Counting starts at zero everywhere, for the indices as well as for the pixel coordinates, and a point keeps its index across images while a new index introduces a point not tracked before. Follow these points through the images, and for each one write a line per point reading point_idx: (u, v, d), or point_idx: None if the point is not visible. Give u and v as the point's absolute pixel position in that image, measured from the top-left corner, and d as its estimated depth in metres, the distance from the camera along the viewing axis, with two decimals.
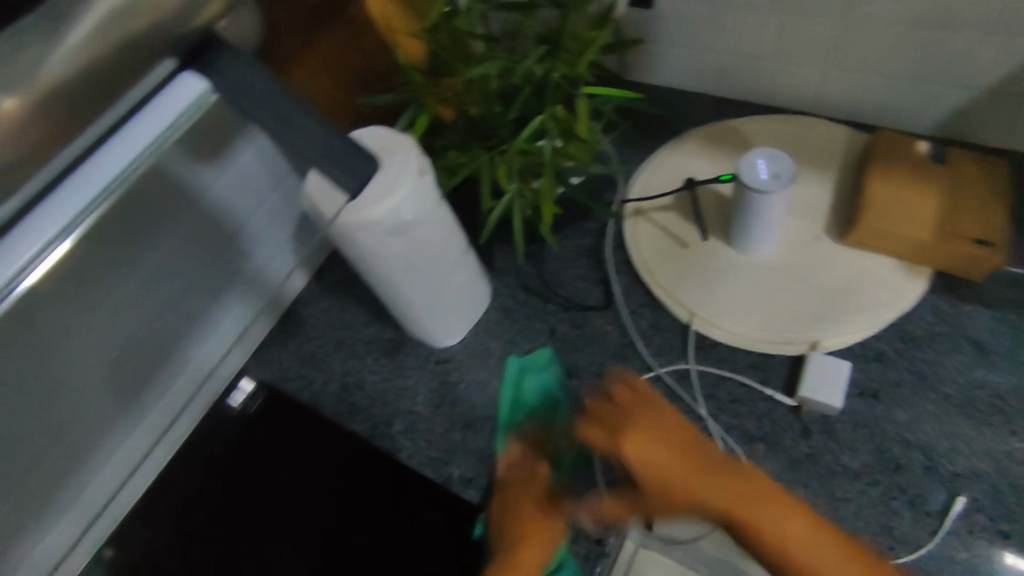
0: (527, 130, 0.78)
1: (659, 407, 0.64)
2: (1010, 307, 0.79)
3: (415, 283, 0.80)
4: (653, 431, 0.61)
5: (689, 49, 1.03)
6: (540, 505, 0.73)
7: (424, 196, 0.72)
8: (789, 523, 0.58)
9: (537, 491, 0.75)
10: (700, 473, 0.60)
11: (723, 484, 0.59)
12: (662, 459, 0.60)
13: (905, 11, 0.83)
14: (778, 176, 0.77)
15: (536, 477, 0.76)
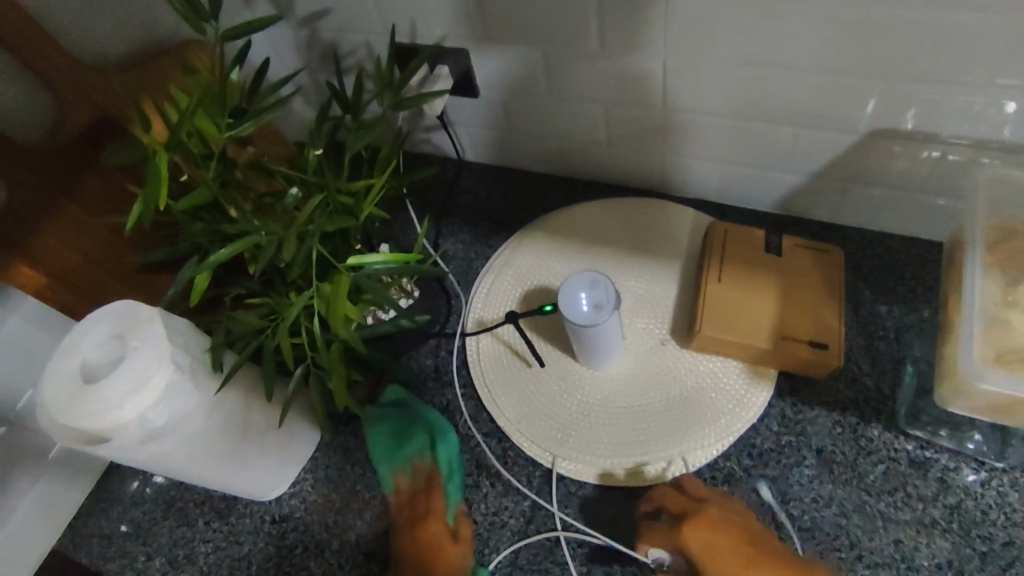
0: (291, 312, 0.64)
1: (724, 516, 0.67)
2: (851, 408, 0.75)
3: (207, 466, 0.69)
4: (711, 548, 0.64)
5: (522, 135, 0.95)
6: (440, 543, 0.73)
7: (187, 378, 0.62)
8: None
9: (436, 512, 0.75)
10: (694, 540, 0.65)
11: (709, 550, 0.64)
12: (716, 544, 0.64)
13: (718, 105, 0.78)
14: (600, 305, 0.73)
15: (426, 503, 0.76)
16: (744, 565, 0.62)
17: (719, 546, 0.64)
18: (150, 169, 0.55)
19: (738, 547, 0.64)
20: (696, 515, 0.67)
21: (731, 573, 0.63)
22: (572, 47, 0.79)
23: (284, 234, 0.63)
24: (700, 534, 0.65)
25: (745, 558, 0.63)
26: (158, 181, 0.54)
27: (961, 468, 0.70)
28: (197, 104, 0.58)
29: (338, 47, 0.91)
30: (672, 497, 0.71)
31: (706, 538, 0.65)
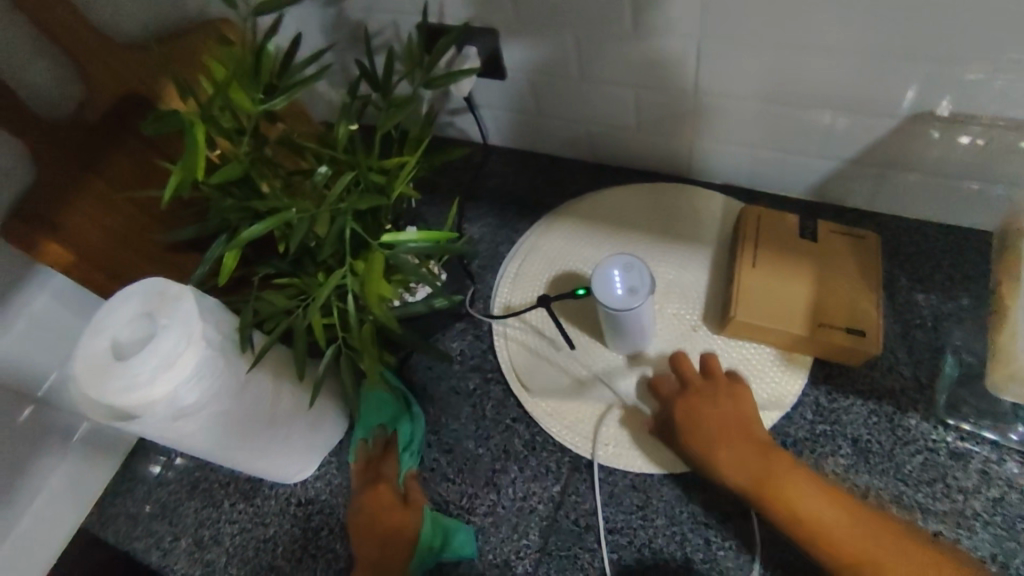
0: (324, 291, 0.63)
1: (736, 391, 0.72)
2: (888, 398, 0.74)
3: (233, 447, 0.69)
4: (707, 417, 0.70)
5: (549, 118, 0.94)
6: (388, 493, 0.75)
7: (218, 359, 0.61)
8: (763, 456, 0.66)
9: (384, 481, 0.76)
10: (694, 405, 0.71)
11: (705, 415, 0.70)
12: (709, 413, 0.70)
13: (754, 88, 0.76)
14: (635, 288, 0.72)
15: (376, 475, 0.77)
16: (721, 429, 0.69)
17: (708, 414, 0.70)
18: (186, 140, 0.54)
19: (728, 418, 0.70)
20: (698, 391, 0.73)
21: (702, 433, 0.70)
22: (604, 29, 0.77)
23: (317, 212, 0.63)
24: (700, 403, 0.72)
25: (734, 430, 0.69)
26: (194, 154, 0.54)
27: (1003, 461, 0.69)
28: (232, 78, 0.57)
29: (365, 27, 0.90)
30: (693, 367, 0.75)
31: (704, 407, 0.71)
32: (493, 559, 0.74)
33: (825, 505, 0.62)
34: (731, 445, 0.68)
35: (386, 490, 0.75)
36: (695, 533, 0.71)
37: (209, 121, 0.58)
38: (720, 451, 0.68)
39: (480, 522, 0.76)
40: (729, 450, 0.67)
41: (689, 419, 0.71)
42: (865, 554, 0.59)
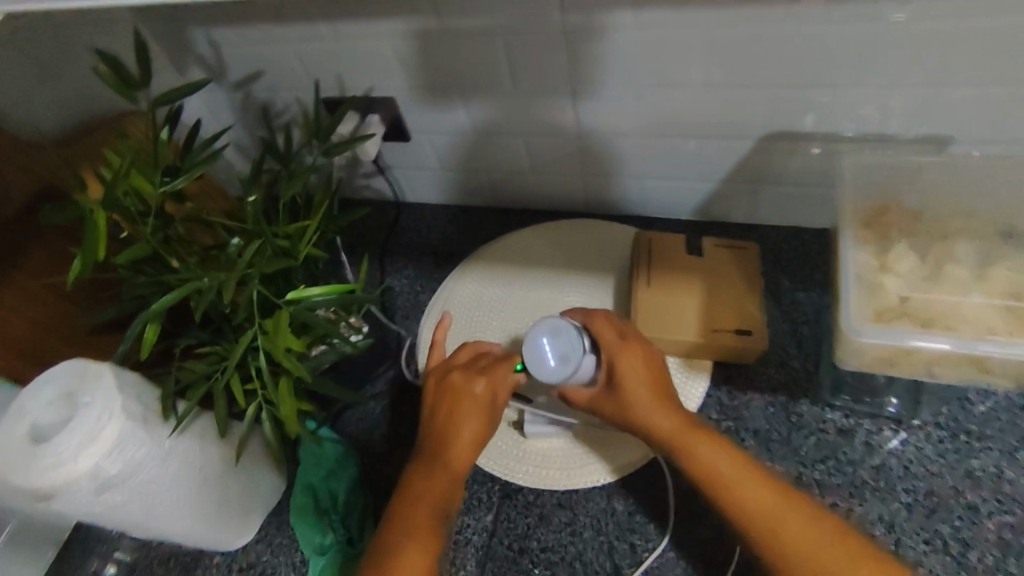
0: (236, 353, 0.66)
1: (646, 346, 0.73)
2: (780, 389, 0.81)
3: (164, 517, 0.70)
4: (633, 362, 0.71)
5: (454, 171, 1.01)
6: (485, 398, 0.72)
7: (141, 430, 0.63)
8: (659, 399, 0.70)
9: (490, 391, 0.72)
10: (619, 348, 0.72)
11: (631, 362, 0.71)
12: (632, 357, 0.72)
13: (630, 125, 0.85)
14: (568, 355, 0.70)
15: (471, 380, 0.72)
16: (640, 371, 0.71)
17: (638, 372, 0.71)
18: (86, 229, 0.57)
19: (647, 364, 0.72)
20: (632, 345, 0.72)
21: (632, 385, 0.71)
22: (489, 85, 0.85)
23: (225, 278, 0.66)
24: (629, 353, 0.72)
25: (656, 383, 0.71)
26: (95, 238, 0.57)
27: (882, 431, 0.76)
28: (130, 165, 0.61)
29: (272, 104, 0.96)
30: (637, 350, 0.72)
31: (627, 359, 0.71)
32: None
33: (717, 456, 0.66)
34: (641, 387, 0.71)
35: (481, 403, 0.71)
36: (621, 540, 0.75)
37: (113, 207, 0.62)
38: (627, 380, 0.71)
39: None
40: (631, 375, 0.71)
41: (618, 363, 0.71)
42: (721, 476, 0.65)
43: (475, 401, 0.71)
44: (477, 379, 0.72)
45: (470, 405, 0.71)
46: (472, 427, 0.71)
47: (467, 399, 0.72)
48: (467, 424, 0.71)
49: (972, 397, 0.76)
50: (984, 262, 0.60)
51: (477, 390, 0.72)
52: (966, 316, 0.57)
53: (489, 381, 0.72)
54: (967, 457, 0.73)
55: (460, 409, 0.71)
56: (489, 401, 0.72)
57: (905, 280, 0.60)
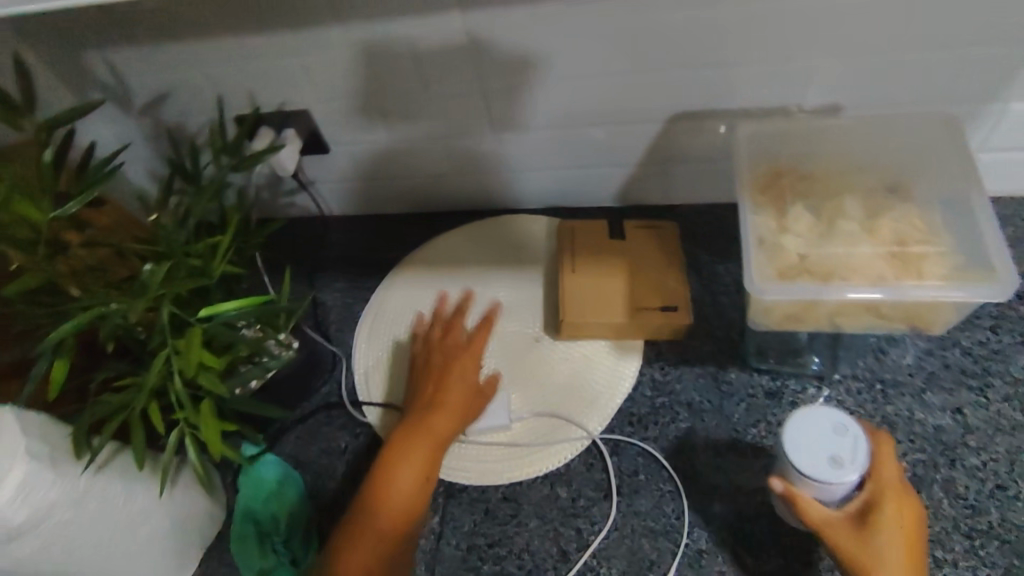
0: (149, 377, 0.64)
1: (914, 510, 0.62)
2: (710, 359, 0.83)
3: (86, 563, 0.66)
4: (891, 518, 0.60)
5: (377, 179, 1.00)
6: (468, 379, 0.77)
7: (50, 471, 0.60)
8: (903, 552, 0.59)
9: (470, 375, 0.77)
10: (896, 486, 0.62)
11: (891, 539, 0.59)
12: (904, 503, 0.62)
13: (543, 117, 0.86)
14: (839, 458, 0.61)
15: (458, 363, 0.78)
16: (892, 533, 0.60)
17: (897, 543, 0.59)
18: None
19: (904, 520, 0.61)
20: (881, 506, 0.61)
21: (887, 528, 0.60)
22: (400, 89, 0.85)
23: (130, 302, 0.63)
24: (890, 513, 0.60)
25: (910, 555, 0.59)
26: None
27: (806, 389, 0.79)
28: (12, 190, 0.58)
29: (183, 127, 0.94)
30: (910, 508, 0.62)
31: (890, 525, 0.60)
32: None
33: None
34: (887, 537, 0.59)
35: (465, 385, 0.77)
36: (566, 526, 0.75)
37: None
38: (881, 523, 0.60)
39: None
40: (891, 523, 0.60)
41: (881, 499, 0.61)
42: None
43: (458, 380, 0.76)
44: (462, 360, 0.78)
45: (455, 384, 0.76)
46: (450, 411, 0.74)
47: (454, 382, 0.76)
48: (455, 402, 0.75)
49: (885, 347, 0.79)
50: (871, 216, 0.64)
51: (461, 373, 0.77)
52: (857, 267, 0.60)
53: (473, 365, 0.78)
54: (884, 404, 0.76)
55: (447, 393, 0.75)
56: (473, 385, 0.77)
57: (802, 239, 0.63)
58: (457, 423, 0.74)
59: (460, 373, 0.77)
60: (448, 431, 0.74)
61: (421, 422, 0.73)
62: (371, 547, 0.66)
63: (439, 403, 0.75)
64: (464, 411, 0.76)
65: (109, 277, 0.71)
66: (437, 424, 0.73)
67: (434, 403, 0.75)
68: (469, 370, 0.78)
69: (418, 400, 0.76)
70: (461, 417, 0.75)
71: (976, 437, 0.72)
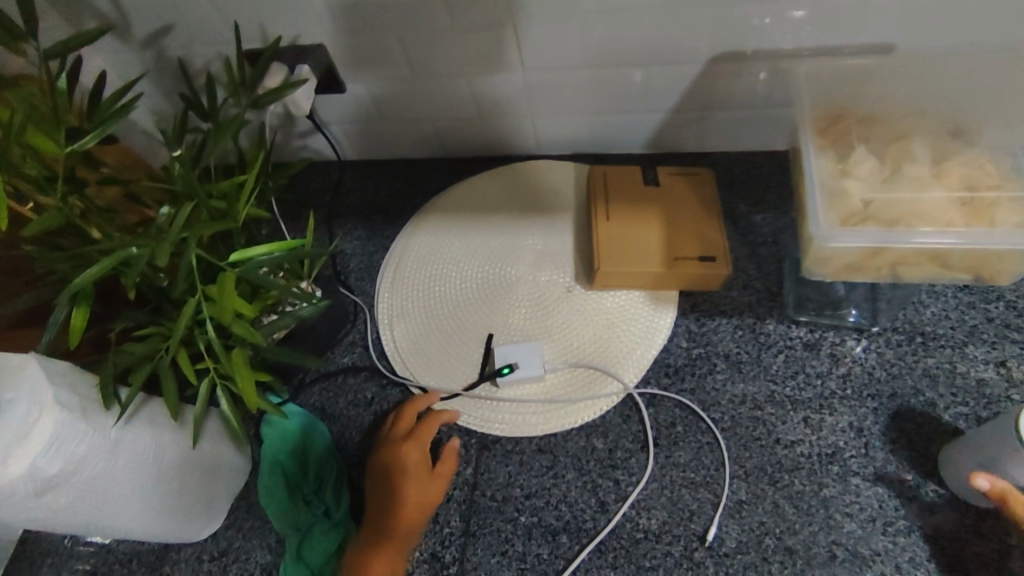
0: (179, 324, 0.60)
1: None
2: (747, 311, 0.81)
3: (118, 515, 0.64)
4: None
5: (395, 122, 0.95)
6: (417, 470, 0.73)
7: (81, 422, 0.57)
8: None
9: (417, 466, 0.73)
10: None
11: None
12: None
13: (577, 57, 0.80)
14: None
15: (401, 457, 0.73)
16: None
17: None
18: None
19: None
20: None
21: None
22: (422, 24, 0.78)
23: (157, 245, 0.59)
24: None
25: None
26: None
27: (846, 340, 0.77)
28: (25, 119, 0.53)
29: (190, 61, 0.87)
30: None
31: None
32: (419, 555, 0.73)
33: None
34: None
35: (416, 478, 0.72)
36: (603, 477, 0.75)
37: (10, 170, 0.53)
38: None
39: None
40: None
41: None
42: None
43: (408, 475, 0.72)
44: (406, 451, 0.73)
45: (407, 484, 0.71)
46: (406, 513, 0.71)
47: (404, 477, 0.72)
48: (411, 507, 0.71)
49: (926, 299, 0.78)
50: (936, 161, 0.61)
51: (407, 468, 0.72)
52: (924, 214, 0.57)
53: (418, 449, 0.74)
54: (924, 357, 0.75)
55: (399, 489, 0.71)
56: (425, 474, 0.73)
57: (867, 184, 0.60)
58: (414, 515, 0.71)
59: (407, 467, 0.72)
60: (406, 532, 0.70)
61: (384, 534, 0.70)
62: None
63: (397, 506, 0.71)
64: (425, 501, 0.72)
65: (124, 223, 0.66)
66: (392, 533, 0.70)
67: (387, 509, 0.71)
68: (415, 460, 0.73)
69: (373, 509, 0.71)
70: (421, 511, 0.71)
71: (1018, 390, 0.72)
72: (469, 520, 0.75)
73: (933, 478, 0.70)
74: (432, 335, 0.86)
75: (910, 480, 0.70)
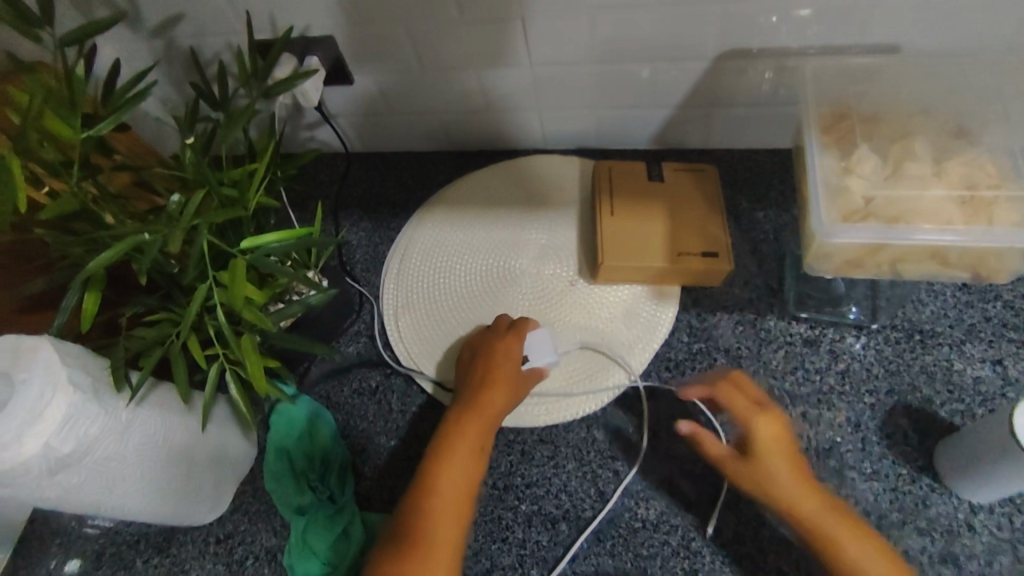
0: (189, 310, 0.61)
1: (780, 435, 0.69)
2: (748, 307, 0.82)
3: (128, 496, 0.66)
4: (773, 464, 0.68)
5: (402, 114, 0.95)
6: (515, 359, 0.77)
7: (94, 404, 0.59)
8: (810, 500, 0.66)
9: (515, 355, 0.77)
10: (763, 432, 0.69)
11: (784, 474, 0.67)
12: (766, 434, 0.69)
13: (584, 52, 0.81)
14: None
15: (503, 343, 0.77)
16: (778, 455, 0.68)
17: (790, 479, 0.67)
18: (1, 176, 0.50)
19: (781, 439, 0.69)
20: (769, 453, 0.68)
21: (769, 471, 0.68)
22: (431, 17, 0.79)
23: (169, 231, 0.60)
24: (761, 451, 0.68)
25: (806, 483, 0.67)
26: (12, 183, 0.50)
27: (845, 337, 0.78)
28: (43, 106, 0.54)
29: (200, 51, 0.88)
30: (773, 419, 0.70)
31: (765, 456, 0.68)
32: None
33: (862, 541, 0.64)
34: (786, 481, 0.67)
35: (513, 365, 0.76)
36: (603, 467, 0.76)
37: (27, 156, 0.54)
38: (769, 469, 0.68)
39: None
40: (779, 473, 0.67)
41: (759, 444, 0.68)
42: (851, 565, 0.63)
43: (507, 360, 0.76)
44: (508, 340, 0.78)
45: (504, 369, 0.75)
46: (501, 393, 0.74)
47: (502, 362, 0.76)
48: (502, 392, 0.74)
49: (924, 297, 0.79)
50: (938, 159, 0.62)
51: (509, 353, 0.77)
52: (925, 212, 0.58)
53: (518, 340, 0.78)
54: (922, 354, 0.76)
55: (496, 372, 0.75)
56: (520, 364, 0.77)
57: (868, 181, 0.61)
58: (507, 400, 0.74)
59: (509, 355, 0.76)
60: (499, 409, 0.74)
61: (474, 409, 0.73)
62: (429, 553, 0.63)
63: (490, 386, 0.74)
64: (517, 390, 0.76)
65: (136, 209, 0.68)
66: (486, 405, 0.73)
67: (484, 384, 0.75)
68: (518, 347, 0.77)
69: (468, 386, 0.75)
70: (512, 398, 0.75)
71: (1014, 388, 0.73)
72: (470, 507, 0.76)
73: (928, 473, 0.71)
74: (437, 326, 0.87)
75: (904, 474, 0.71)
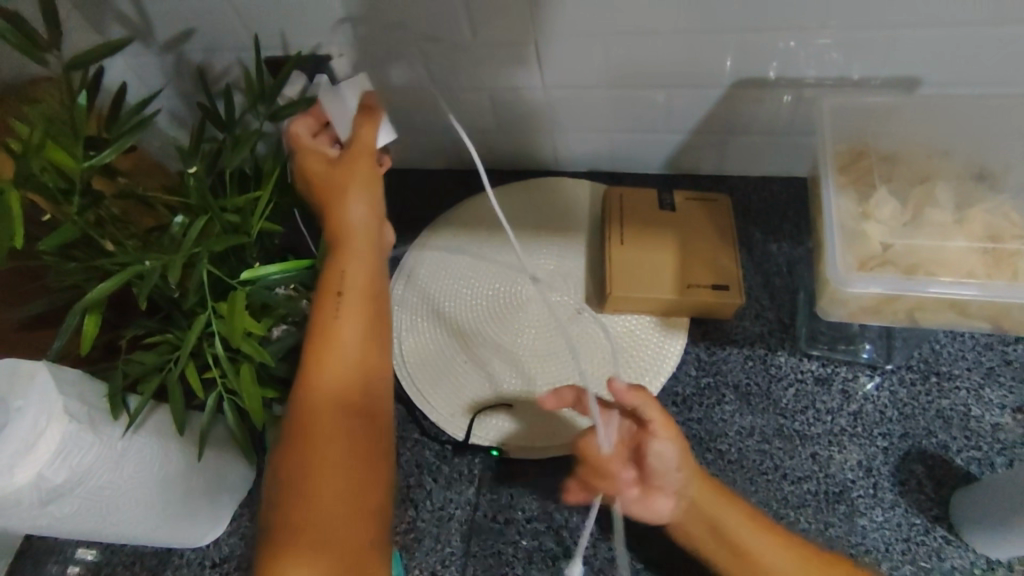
0: (187, 341, 0.60)
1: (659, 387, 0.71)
2: (759, 342, 0.80)
3: (125, 520, 0.65)
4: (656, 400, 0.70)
5: (411, 132, 0.94)
6: (329, 170, 0.68)
7: (89, 432, 0.58)
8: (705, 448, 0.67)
9: (320, 156, 0.69)
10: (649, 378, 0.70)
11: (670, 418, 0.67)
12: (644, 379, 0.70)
13: (598, 77, 0.80)
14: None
15: (308, 168, 0.69)
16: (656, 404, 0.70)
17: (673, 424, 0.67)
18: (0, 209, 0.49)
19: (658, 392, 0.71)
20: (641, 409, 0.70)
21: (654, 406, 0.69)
22: (443, 39, 0.78)
23: (169, 259, 0.59)
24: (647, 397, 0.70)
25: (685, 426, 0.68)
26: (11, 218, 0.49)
27: (858, 377, 0.76)
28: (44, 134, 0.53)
29: (210, 67, 0.88)
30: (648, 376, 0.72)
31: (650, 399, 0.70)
32: (420, 574, 0.74)
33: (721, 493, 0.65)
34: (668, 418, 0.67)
35: (328, 173, 0.68)
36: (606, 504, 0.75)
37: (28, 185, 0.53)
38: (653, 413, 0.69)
39: (402, 540, 0.76)
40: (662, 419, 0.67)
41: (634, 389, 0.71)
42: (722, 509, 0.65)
43: (326, 182, 0.67)
44: (313, 158, 0.69)
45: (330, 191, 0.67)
46: (341, 217, 0.66)
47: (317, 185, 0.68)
48: (336, 210, 0.66)
49: (942, 338, 0.77)
50: (961, 207, 0.60)
51: (318, 172, 0.68)
52: (947, 262, 0.57)
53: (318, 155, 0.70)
54: (938, 398, 0.74)
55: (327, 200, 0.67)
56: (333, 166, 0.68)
57: (886, 226, 0.60)
58: (342, 210, 0.66)
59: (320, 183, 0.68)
60: (350, 220, 0.66)
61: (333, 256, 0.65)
62: (331, 434, 0.58)
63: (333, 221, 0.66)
64: (367, 197, 0.67)
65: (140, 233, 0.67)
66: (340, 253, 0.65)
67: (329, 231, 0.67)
68: (318, 160, 0.69)
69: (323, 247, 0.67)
70: (342, 193, 0.67)
71: None
72: (470, 540, 0.75)
73: (942, 523, 0.69)
74: (440, 349, 0.85)
75: (917, 523, 0.69)
